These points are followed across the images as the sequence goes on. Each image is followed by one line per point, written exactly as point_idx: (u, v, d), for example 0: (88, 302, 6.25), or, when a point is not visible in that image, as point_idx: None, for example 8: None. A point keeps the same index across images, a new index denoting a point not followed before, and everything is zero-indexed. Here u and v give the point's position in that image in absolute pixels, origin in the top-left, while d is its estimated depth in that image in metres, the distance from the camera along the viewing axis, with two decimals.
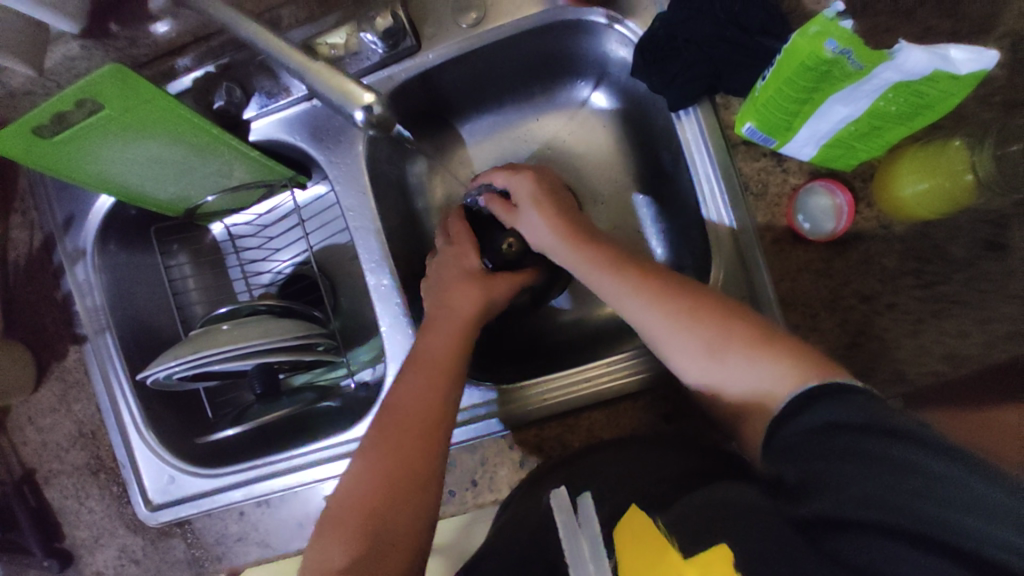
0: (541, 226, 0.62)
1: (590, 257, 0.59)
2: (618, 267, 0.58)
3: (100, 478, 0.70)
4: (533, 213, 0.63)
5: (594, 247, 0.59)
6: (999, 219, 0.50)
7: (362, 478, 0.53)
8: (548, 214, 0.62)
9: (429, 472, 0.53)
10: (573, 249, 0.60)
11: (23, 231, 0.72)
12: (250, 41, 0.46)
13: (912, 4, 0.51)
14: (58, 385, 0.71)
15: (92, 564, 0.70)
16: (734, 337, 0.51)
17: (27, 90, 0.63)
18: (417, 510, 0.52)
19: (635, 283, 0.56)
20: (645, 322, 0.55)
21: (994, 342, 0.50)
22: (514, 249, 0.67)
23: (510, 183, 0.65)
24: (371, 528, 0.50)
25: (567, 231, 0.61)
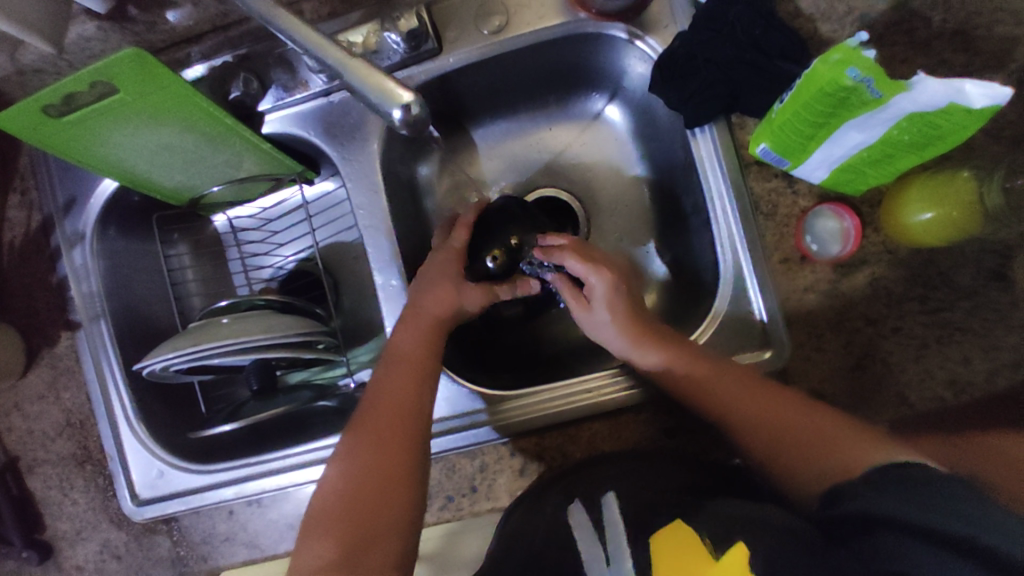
0: (609, 330, 0.61)
1: (665, 357, 0.57)
2: (692, 366, 0.56)
3: (86, 469, 0.68)
4: (606, 313, 0.62)
5: (666, 345, 0.58)
6: (1004, 249, 0.51)
7: (344, 473, 0.53)
8: (621, 321, 0.61)
9: (411, 466, 0.53)
10: (641, 351, 0.59)
11: (21, 211, 0.70)
12: (286, 33, 0.44)
13: (926, 37, 0.53)
14: (48, 371, 0.69)
15: (72, 558, 0.68)
16: (812, 431, 0.50)
17: (36, 68, 0.61)
18: (401, 504, 0.52)
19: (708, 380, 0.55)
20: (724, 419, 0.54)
21: (997, 371, 0.51)
22: (497, 264, 0.65)
23: (586, 279, 0.62)
24: (356, 521, 0.50)
25: (634, 332, 0.60)
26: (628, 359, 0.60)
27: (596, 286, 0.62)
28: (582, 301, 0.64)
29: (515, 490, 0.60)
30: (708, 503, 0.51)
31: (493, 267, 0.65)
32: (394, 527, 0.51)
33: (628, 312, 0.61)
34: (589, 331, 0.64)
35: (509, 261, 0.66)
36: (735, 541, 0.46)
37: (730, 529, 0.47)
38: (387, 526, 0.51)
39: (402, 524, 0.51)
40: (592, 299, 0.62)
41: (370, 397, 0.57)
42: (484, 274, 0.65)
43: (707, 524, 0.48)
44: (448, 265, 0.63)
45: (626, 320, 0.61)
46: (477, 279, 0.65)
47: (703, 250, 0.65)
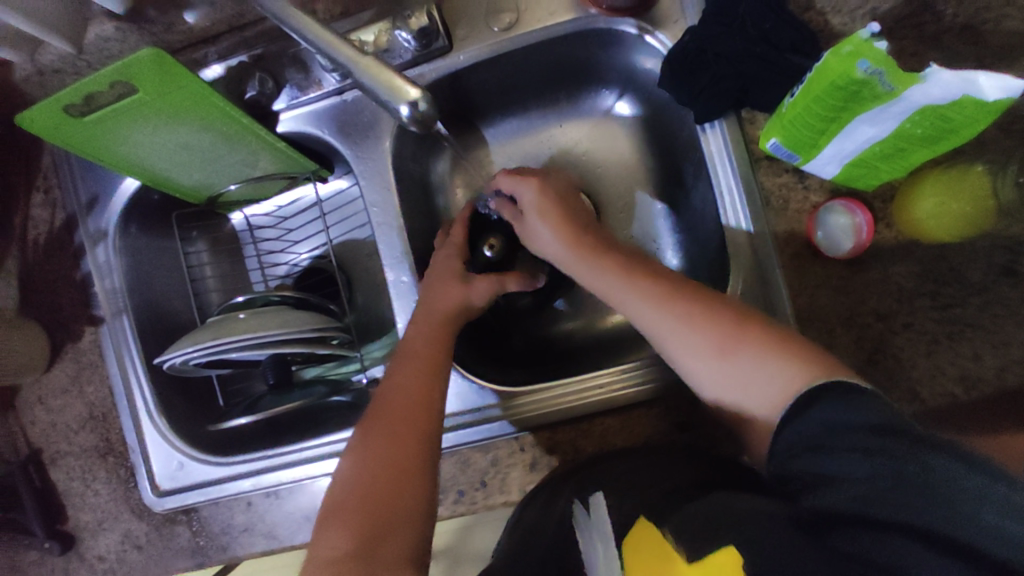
0: (548, 236, 0.63)
1: (600, 266, 0.59)
2: (632, 277, 0.58)
3: (108, 461, 0.70)
4: (539, 222, 0.64)
5: (603, 256, 0.60)
6: (1015, 244, 0.51)
7: (358, 465, 0.53)
8: (553, 223, 0.62)
9: (424, 457, 0.54)
10: (579, 261, 0.61)
11: (44, 210, 0.72)
12: (299, 33, 0.45)
13: (936, 32, 0.52)
14: (71, 365, 0.71)
15: (94, 548, 0.70)
16: (748, 337, 0.51)
17: (57, 68, 0.63)
18: (416, 495, 0.52)
19: (649, 293, 0.56)
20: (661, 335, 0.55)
21: (1007, 367, 0.50)
22: (496, 249, 0.68)
23: (516, 190, 0.65)
24: (371, 513, 0.50)
25: (574, 239, 0.61)
26: (573, 269, 0.62)
27: (527, 197, 0.64)
28: (517, 215, 0.66)
29: (527, 484, 0.61)
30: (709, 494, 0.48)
31: (492, 254, 0.68)
32: (410, 518, 0.51)
33: (566, 222, 0.62)
34: (532, 245, 0.66)
35: (506, 249, 0.69)
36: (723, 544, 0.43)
37: (718, 528, 0.44)
38: (403, 516, 0.51)
39: (417, 516, 0.51)
40: (525, 210, 0.65)
41: (381, 393, 0.58)
42: (485, 263, 0.68)
43: (676, 526, 0.46)
44: (452, 261, 0.64)
45: (560, 223, 0.62)
46: (481, 269, 0.68)
47: (713, 247, 0.65)
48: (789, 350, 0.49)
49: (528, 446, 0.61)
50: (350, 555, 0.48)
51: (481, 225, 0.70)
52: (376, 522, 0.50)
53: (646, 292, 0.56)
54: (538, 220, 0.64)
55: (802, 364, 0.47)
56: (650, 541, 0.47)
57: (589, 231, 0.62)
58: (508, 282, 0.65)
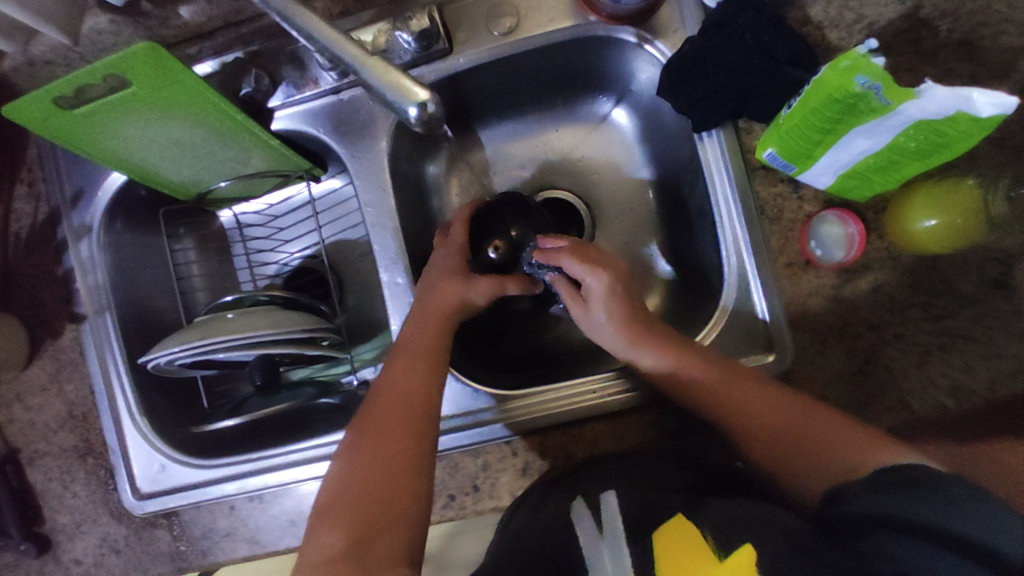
0: (608, 329, 0.59)
1: (660, 354, 0.57)
2: (688, 359, 0.56)
3: (88, 462, 0.68)
4: (602, 314, 0.59)
5: (664, 342, 0.58)
6: (1006, 258, 0.51)
7: (351, 464, 0.53)
8: (618, 319, 0.59)
9: (419, 457, 0.53)
10: (638, 348, 0.58)
11: (28, 203, 0.70)
12: (306, 32, 0.44)
13: (932, 47, 0.53)
14: (51, 363, 0.69)
15: (70, 552, 0.68)
16: (812, 425, 0.51)
17: (47, 59, 0.61)
18: (410, 496, 0.52)
19: (703, 373, 0.55)
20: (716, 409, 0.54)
21: (998, 379, 0.51)
22: (501, 253, 0.67)
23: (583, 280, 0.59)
24: (366, 512, 0.51)
25: (633, 330, 0.58)
26: (625, 355, 0.60)
27: (594, 288, 0.58)
28: (578, 299, 0.61)
29: (518, 489, 0.60)
30: (713, 500, 0.50)
31: (495, 257, 0.67)
32: (403, 517, 0.51)
33: (628, 311, 0.59)
34: (588, 330, 0.62)
35: (512, 250, 0.68)
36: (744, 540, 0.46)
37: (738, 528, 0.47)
38: (395, 515, 0.51)
39: (411, 516, 0.51)
40: (590, 300, 0.60)
41: (376, 391, 0.57)
42: (487, 265, 0.67)
43: (710, 522, 0.48)
44: (450, 260, 0.64)
45: (624, 319, 0.59)
46: (484, 271, 0.67)
47: (708, 254, 0.65)
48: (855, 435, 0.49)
49: (520, 451, 0.61)
50: (342, 554, 0.48)
51: (485, 227, 0.69)
52: (369, 519, 0.50)
53: (700, 375, 0.55)
54: (601, 311, 0.59)
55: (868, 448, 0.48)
56: (680, 542, 0.48)
57: (650, 319, 0.60)
58: (507, 285, 0.65)
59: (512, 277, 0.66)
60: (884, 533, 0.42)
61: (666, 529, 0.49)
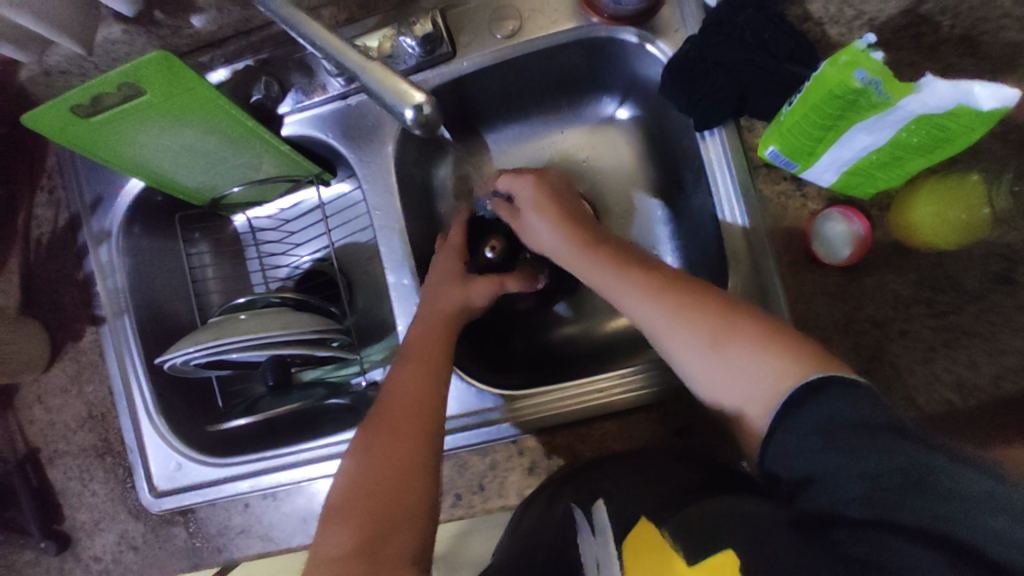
0: (542, 229, 0.63)
1: (597, 259, 0.59)
2: (636, 274, 0.57)
3: (106, 461, 0.70)
4: (536, 218, 0.64)
5: (604, 252, 0.60)
6: (1009, 253, 0.50)
7: (358, 465, 0.54)
8: (547, 215, 0.63)
9: (427, 456, 0.54)
10: (579, 251, 0.61)
11: (48, 209, 0.73)
12: (311, 40, 0.46)
13: (933, 43, 0.53)
14: (71, 364, 0.72)
15: (90, 548, 0.70)
16: (742, 336, 0.50)
17: (65, 69, 0.64)
18: (417, 493, 0.52)
19: (641, 283, 0.56)
20: (649, 319, 0.55)
21: (1005, 375, 0.49)
22: (496, 252, 0.68)
23: (513, 188, 0.65)
24: (375, 511, 0.51)
25: (570, 232, 0.62)
26: (567, 262, 0.62)
27: (522, 193, 0.64)
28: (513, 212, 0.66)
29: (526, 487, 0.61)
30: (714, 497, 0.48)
31: (493, 256, 0.68)
32: (412, 515, 0.51)
33: (565, 217, 0.63)
34: (528, 240, 0.66)
35: (509, 252, 0.69)
36: (724, 547, 0.41)
37: (716, 536, 0.42)
38: (404, 513, 0.51)
39: (419, 512, 0.52)
40: (521, 206, 0.65)
41: (384, 392, 0.58)
42: (486, 265, 0.68)
43: (676, 528, 0.45)
44: (451, 265, 0.65)
45: (555, 216, 0.62)
46: (481, 271, 0.68)
47: (712, 253, 0.65)
48: (782, 345, 0.48)
49: (527, 450, 0.62)
50: (353, 552, 0.49)
51: (484, 231, 0.70)
52: (377, 517, 0.51)
53: (637, 282, 0.56)
54: (533, 215, 0.64)
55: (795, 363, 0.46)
56: (652, 549, 0.45)
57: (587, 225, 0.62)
58: (507, 284, 0.66)
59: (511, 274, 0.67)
60: (876, 534, 0.38)
61: (635, 534, 0.48)
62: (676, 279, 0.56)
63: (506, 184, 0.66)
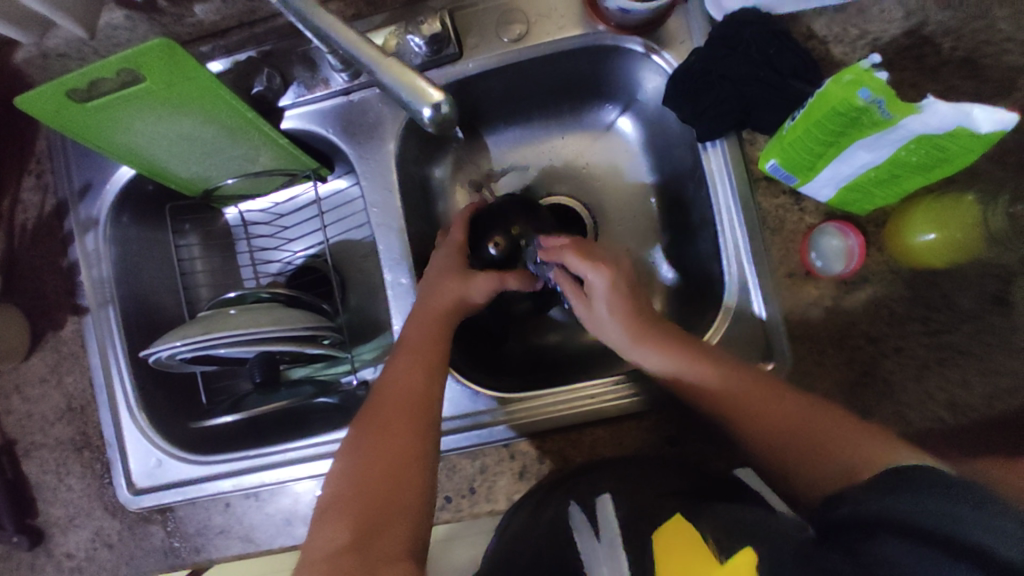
0: (611, 327, 0.62)
1: (661, 352, 0.59)
2: (695, 365, 0.57)
3: (84, 455, 0.68)
4: (605, 308, 0.61)
5: (663, 342, 0.59)
6: (1006, 274, 0.51)
7: (353, 460, 0.53)
8: (621, 319, 0.61)
9: (422, 455, 0.53)
10: (641, 346, 0.60)
11: (35, 194, 0.71)
12: (326, 32, 0.45)
13: (935, 64, 0.54)
14: (51, 354, 0.69)
15: (63, 545, 0.67)
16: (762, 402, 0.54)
17: (60, 52, 0.62)
18: (412, 490, 0.52)
19: (703, 377, 0.56)
20: (701, 400, 0.56)
21: (996, 396, 0.50)
22: (500, 248, 0.66)
23: (587, 274, 0.60)
24: (370, 509, 0.51)
25: (639, 333, 0.60)
26: (627, 352, 0.62)
27: (595, 284, 0.60)
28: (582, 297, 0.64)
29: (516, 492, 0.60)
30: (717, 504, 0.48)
31: (495, 254, 0.66)
32: (408, 511, 0.51)
33: (631, 309, 0.61)
34: (590, 324, 0.64)
35: (512, 246, 0.67)
36: (744, 544, 0.41)
37: (740, 534, 0.42)
38: (400, 508, 0.51)
39: (414, 511, 0.51)
40: (592, 295, 0.62)
41: (379, 389, 0.58)
42: (488, 262, 0.66)
43: (711, 523, 0.44)
44: (451, 260, 0.64)
45: (627, 318, 0.61)
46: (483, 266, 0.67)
47: (710, 263, 0.66)
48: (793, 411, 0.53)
49: (519, 454, 0.61)
50: (347, 548, 0.48)
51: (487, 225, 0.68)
52: (373, 512, 0.50)
53: (693, 375, 0.57)
54: (604, 309, 0.62)
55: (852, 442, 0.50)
56: (680, 543, 0.44)
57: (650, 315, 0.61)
58: (507, 280, 0.65)
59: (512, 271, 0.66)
60: (895, 539, 0.38)
61: (665, 531, 0.47)
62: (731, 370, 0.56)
63: (579, 270, 0.60)
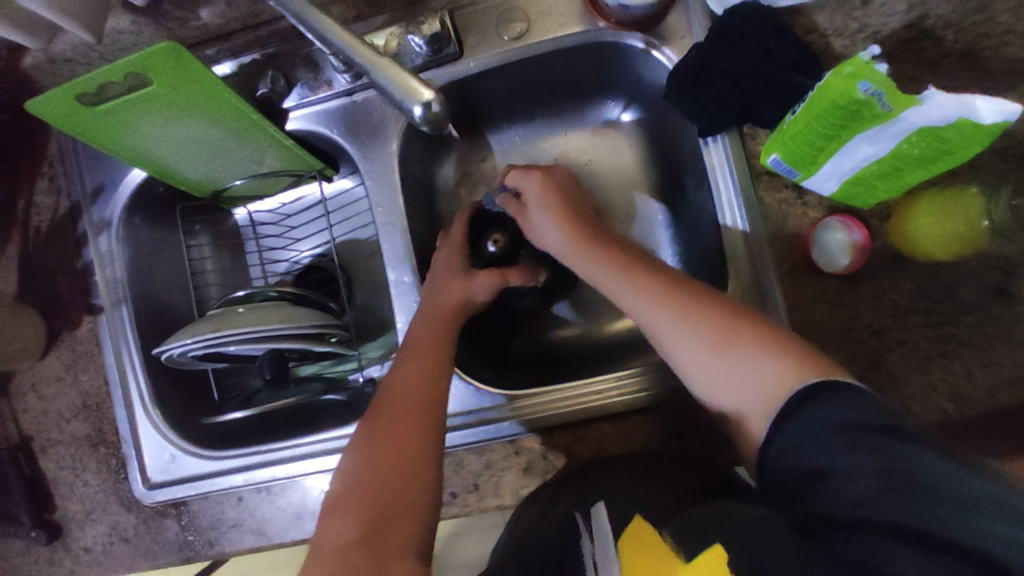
0: (550, 230, 0.64)
1: (609, 266, 0.60)
2: (652, 282, 0.58)
3: (99, 451, 0.70)
4: (541, 215, 0.65)
5: (605, 250, 0.61)
6: (1008, 267, 0.51)
7: (360, 457, 0.54)
8: (556, 216, 0.64)
9: (428, 452, 0.54)
10: (581, 253, 0.62)
11: (49, 197, 0.73)
12: (322, 34, 0.46)
13: (936, 56, 0.54)
14: (67, 353, 0.71)
15: (80, 539, 0.69)
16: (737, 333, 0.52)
17: (70, 58, 0.63)
18: (418, 486, 0.53)
19: (659, 292, 0.57)
20: (654, 322, 0.56)
21: (999, 386, 0.50)
22: (500, 246, 0.70)
23: (519, 182, 0.67)
24: (378, 505, 0.51)
25: (574, 233, 0.63)
26: (567, 259, 0.64)
27: (528, 188, 0.66)
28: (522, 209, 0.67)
29: (522, 487, 0.61)
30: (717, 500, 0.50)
31: (495, 251, 0.70)
32: (414, 507, 0.52)
33: (565, 212, 0.64)
34: (534, 237, 0.67)
35: (510, 246, 0.71)
36: (715, 542, 0.45)
37: (708, 531, 0.46)
38: (406, 504, 0.52)
39: (421, 507, 0.52)
40: (528, 201, 0.66)
41: (386, 386, 0.58)
42: (488, 259, 0.70)
43: (676, 529, 0.47)
44: (454, 259, 0.65)
45: (563, 218, 0.64)
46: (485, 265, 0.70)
47: (712, 258, 0.65)
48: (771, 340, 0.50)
49: (524, 450, 0.62)
50: (355, 544, 0.49)
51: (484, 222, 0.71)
52: (380, 509, 0.51)
53: (646, 287, 0.57)
54: (540, 212, 0.65)
55: (793, 364, 0.48)
56: (644, 548, 0.48)
57: (591, 224, 0.64)
58: (509, 277, 0.67)
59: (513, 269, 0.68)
60: (867, 535, 0.40)
61: (630, 534, 0.50)
62: (689, 292, 0.56)
63: (515, 180, 0.67)
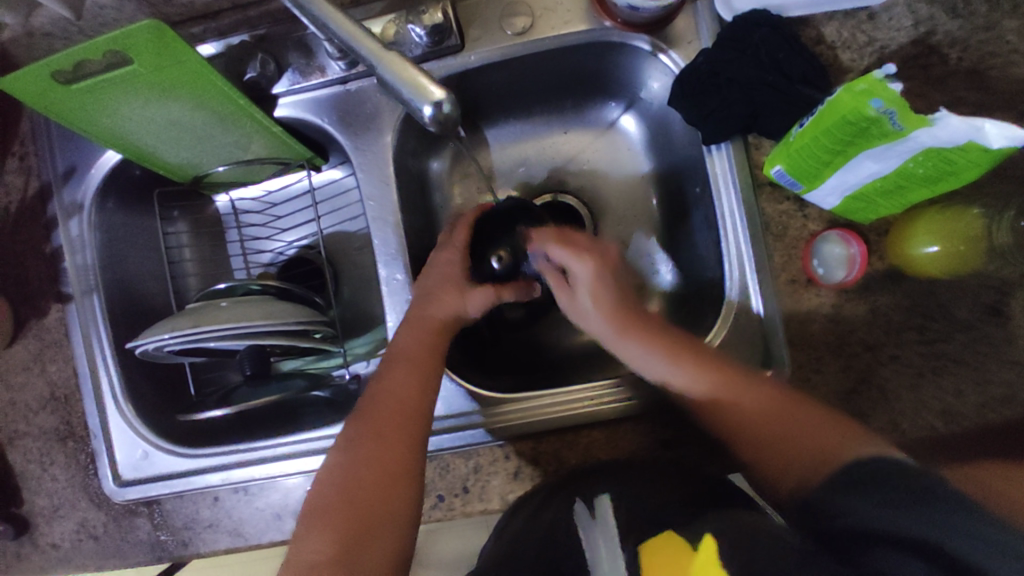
0: (595, 318, 0.64)
1: (647, 350, 0.61)
2: (675, 355, 0.59)
3: (68, 446, 0.67)
4: (589, 301, 0.64)
5: (649, 337, 0.61)
6: (1003, 286, 0.52)
7: (343, 466, 0.53)
8: (603, 306, 0.63)
9: (413, 463, 0.53)
10: (623, 340, 0.62)
11: (19, 177, 0.68)
12: (325, 25, 0.43)
13: (942, 74, 0.54)
14: (35, 342, 0.67)
15: (48, 535, 0.66)
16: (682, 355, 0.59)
17: (47, 32, 0.59)
18: (400, 499, 0.52)
19: (703, 382, 0.57)
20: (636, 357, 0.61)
21: (989, 404, 0.52)
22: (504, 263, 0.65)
23: (569, 265, 0.63)
24: (360, 519, 0.50)
25: (622, 321, 0.63)
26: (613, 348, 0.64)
27: (578, 274, 0.63)
28: (566, 286, 0.65)
29: (509, 492, 0.60)
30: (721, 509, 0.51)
31: (499, 267, 0.65)
32: (394, 518, 0.51)
33: (610, 302, 0.63)
34: (575, 316, 0.66)
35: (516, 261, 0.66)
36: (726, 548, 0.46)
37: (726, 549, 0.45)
38: (386, 517, 0.51)
39: (403, 520, 0.51)
40: (575, 284, 0.64)
41: (372, 394, 0.57)
42: (490, 275, 0.65)
43: None
44: (452, 268, 0.63)
45: (610, 308, 0.63)
46: (483, 279, 0.65)
47: (709, 266, 0.65)
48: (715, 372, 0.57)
49: (513, 455, 0.60)
50: (333, 561, 0.48)
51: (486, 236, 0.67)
52: (361, 520, 0.50)
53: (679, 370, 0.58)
54: (586, 297, 0.64)
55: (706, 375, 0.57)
56: (666, 551, 0.48)
57: (637, 311, 0.64)
58: (503, 294, 0.65)
59: (507, 284, 0.66)
60: None
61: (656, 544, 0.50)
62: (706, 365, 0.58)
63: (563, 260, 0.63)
